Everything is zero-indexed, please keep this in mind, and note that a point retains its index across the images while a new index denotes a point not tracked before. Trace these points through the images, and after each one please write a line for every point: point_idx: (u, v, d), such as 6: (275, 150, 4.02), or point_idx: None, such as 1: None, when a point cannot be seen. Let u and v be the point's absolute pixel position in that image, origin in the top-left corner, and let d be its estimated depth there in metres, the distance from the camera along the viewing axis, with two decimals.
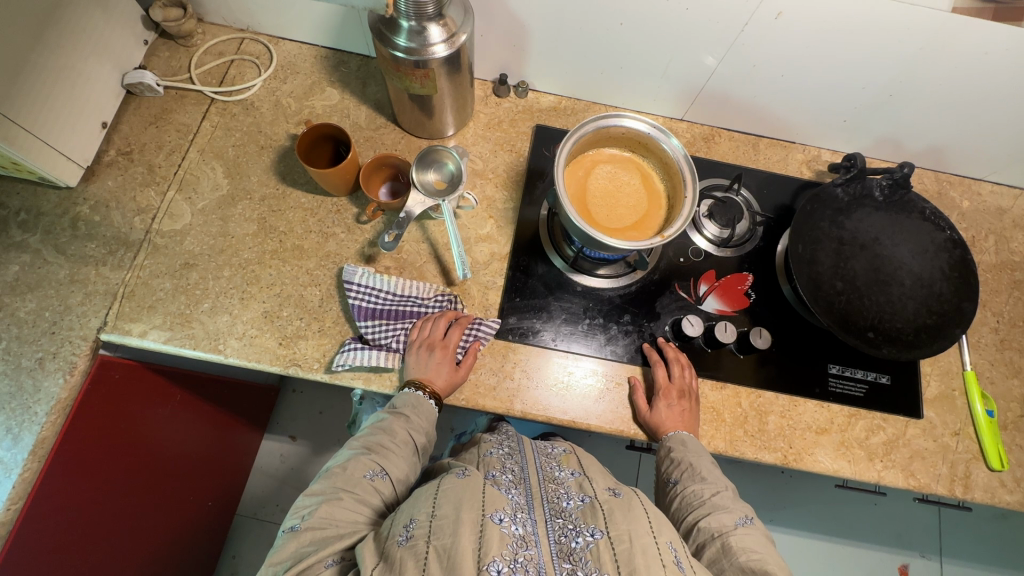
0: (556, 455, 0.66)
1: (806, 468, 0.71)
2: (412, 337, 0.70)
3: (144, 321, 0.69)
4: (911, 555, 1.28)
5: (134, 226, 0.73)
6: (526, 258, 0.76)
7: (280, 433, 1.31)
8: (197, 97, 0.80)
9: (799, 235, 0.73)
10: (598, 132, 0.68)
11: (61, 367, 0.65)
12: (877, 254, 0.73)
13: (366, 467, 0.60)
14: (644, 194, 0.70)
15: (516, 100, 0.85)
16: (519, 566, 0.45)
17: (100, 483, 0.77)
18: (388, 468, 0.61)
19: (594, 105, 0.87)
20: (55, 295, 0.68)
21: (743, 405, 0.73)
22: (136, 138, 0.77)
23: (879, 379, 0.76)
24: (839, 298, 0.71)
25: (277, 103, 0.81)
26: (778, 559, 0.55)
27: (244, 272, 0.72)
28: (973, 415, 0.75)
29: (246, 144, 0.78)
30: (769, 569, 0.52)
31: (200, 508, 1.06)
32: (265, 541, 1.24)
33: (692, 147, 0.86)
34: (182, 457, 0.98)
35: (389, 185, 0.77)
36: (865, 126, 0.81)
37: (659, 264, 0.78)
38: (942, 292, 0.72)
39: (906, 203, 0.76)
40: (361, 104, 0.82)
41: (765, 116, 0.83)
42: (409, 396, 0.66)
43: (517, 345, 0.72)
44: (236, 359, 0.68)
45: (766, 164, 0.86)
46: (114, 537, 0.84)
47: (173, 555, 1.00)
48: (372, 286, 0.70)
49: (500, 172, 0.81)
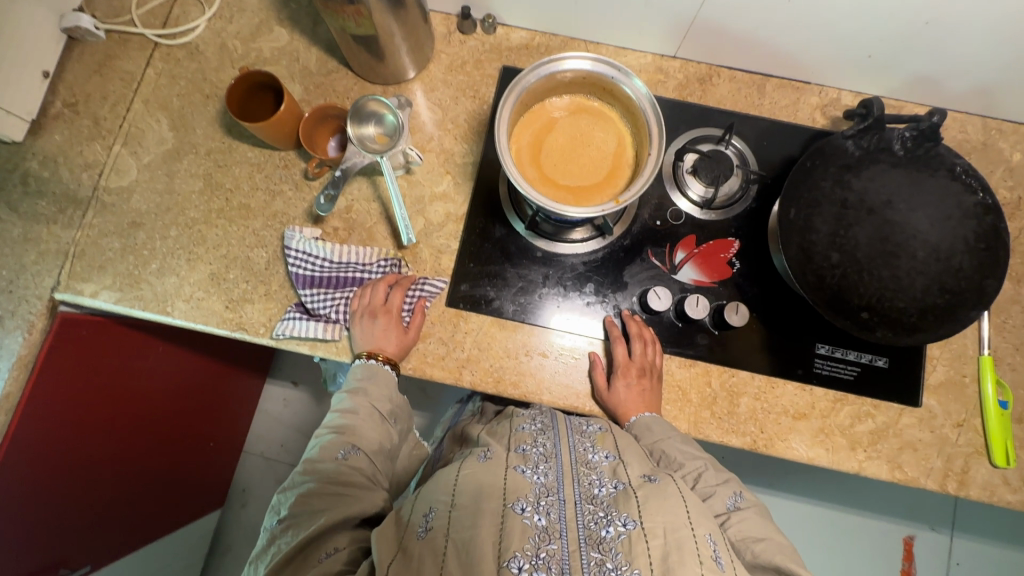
0: (591, 434, 0.60)
1: (777, 455, 0.65)
2: (353, 306, 0.67)
3: (95, 281, 0.68)
4: (919, 525, 1.22)
5: (82, 183, 0.71)
6: (484, 220, 0.70)
7: (283, 378, 1.35)
8: (141, 42, 0.75)
9: (790, 197, 0.64)
10: (553, 79, 0.59)
11: (19, 325, 0.67)
12: (887, 220, 0.62)
13: (338, 446, 0.61)
14: (610, 148, 0.62)
15: (482, 37, 0.75)
16: (541, 562, 0.45)
17: (84, 431, 0.80)
18: (360, 442, 0.62)
19: (572, 41, 0.76)
20: (10, 253, 0.68)
21: (713, 385, 0.67)
22: (80, 87, 0.73)
23: (874, 362, 0.67)
24: (832, 273, 0.61)
25: (223, 46, 0.75)
26: (780, 538, 0.55)
27: (190, 232, 0.70)
28: (983, 404, 0.66)
29: (191, 93, 0.73)
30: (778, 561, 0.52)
31: (195, 446, 1.11)
32: (271, 477, 1.32)
33: (684, 91, 0.74)
34: (174, 402, 1.01)
35: (338, 138, 0.71)
36: (896, 62, 0.67)
37: (631, 228, 0.70)
38: (961, 267, 0.60)
39: (932, 158, 0.63)
40: (312, 46, 0.75)
41: (772, 50, 0.70)
42: (362, 367, 0.64)
43: (470, 314, 0.68)
44: (183, 320, 0.67)
45: (771, 110, 0.74)
46: (110, 475, 0.89)
47: (171, 487, 1.07)
48: (310, 253, 0.67)
49: (460, 122, 0.73)
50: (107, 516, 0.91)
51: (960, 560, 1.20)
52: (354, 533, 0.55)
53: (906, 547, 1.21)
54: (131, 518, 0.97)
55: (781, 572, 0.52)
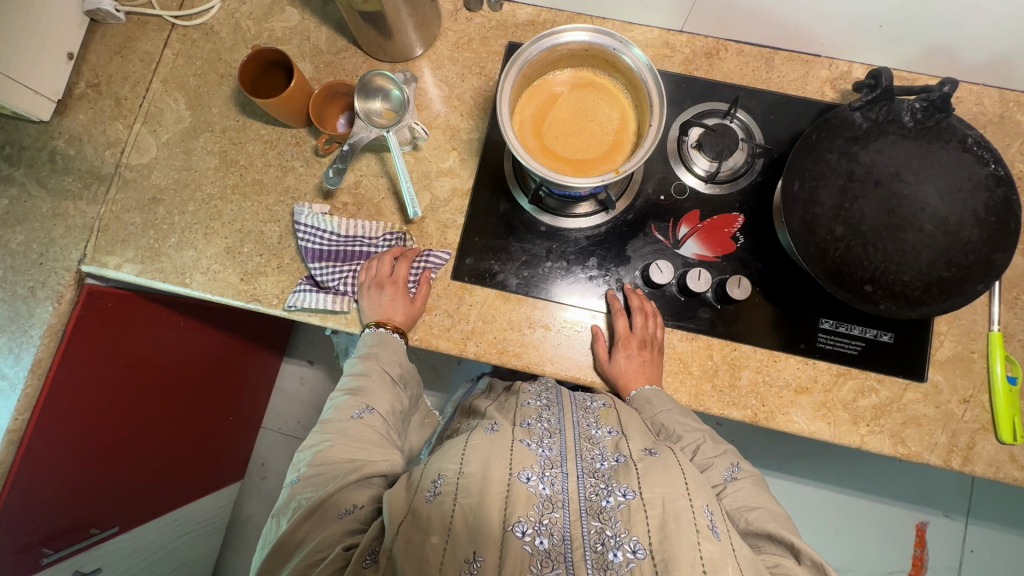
0: (594, 410, 0.62)
1: (778, 427, 0.66)
2: (361, 278, 0.69)
3: (118, 254, 0.72)
4: (932, 512, 1.18)
5: (106, 160, 0.74)
6: (489, 195, 0.72)
7: (299, 357, 1.39)
8: (159, 23, 0.77)
9: (795, 170, 0.63)
10: (555, 51, 0.60)
11: (50, 295, 0.70)
12: (894, 193, 0.61)
13: (352, 407, 0.63)
14: (613, 122, 0.63)
15: (489, 14, 0.76)
16: (544, 529, 0.47)
17: (111, 400, 0.84)
18: (373, 403, 0.64)
19: (578, 17, 0.76)
20: (41, 228, 0.71)
21: (714, 358, 0.67)
22: (103, 69, 0.76)
23: (879, 337, 0.67)
24: (837, 246, 0.61)
25: (236, 26, 0.77)
26: (772, 507, 0.56)
27: (207, 208, 0.73)
28: (991, 380, 0.65)
29: (206, 73, 0.76)
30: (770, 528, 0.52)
31: (216, 419, 1.16)
32: (288, 452, 1.37)
33: (691, 65, 0.74)
34: (195, 376, 1.05)
35: (347, 115, 0.73)
36: (907, 33, 0.65)
37: (635, 203, 0.71)
38: (970, 240, 0.60)
39: (943, 130, 0.62)
40: (322, 25, 0.76)
41: (779, 23, 0.68)
42: (372, 335, 0.66)
43: (474, 287, 0.69)
44: (200, 291, 0.70)
45: (779, 84, 0.73)
46: (136, 442, 0.93)
47: (194, 456, 1.12)
48: (318, 227, 0.69)
49: (466, 99, 0.74)
50: (136, 481, 0.96)
51: (974, 547, 1.16)
52: (372, 491, 0.59)
53: (918, 533, 1.17)
54: (157, 484, 1.02)
55: (775, 538, 0.52)
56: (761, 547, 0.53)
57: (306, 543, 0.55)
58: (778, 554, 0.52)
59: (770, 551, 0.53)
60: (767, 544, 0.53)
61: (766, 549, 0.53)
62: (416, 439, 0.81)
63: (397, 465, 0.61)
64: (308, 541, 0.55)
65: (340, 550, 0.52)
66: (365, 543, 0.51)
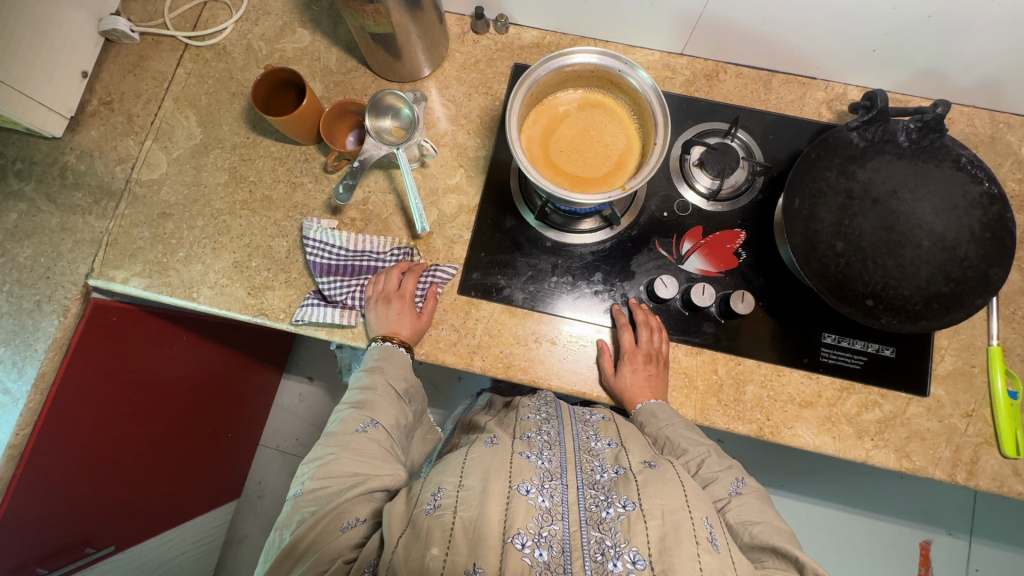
0: (594, 423, 0.62)
1: (783, 442, 0.66)
2: (368, 293, 0.70)
3: (126, 267, 0.72)
4: (935, 530, 1.17)
5: (116, 175, 0.75)
6: (497, 211, 0.73)
7: (299, 373, 1.38)
8: (172, 43, 0.79)
9: (796, 188, 0.64)
10: (562, 72, 0.62)
11: (55, 309, 0.70)
12: (891, 210, 0.63)
13: (357, 421, 0.63)
14: (619, 140, 0.65)
15: (495, 36, 0.78)
16: (543, 541, 0.47)
17: (112, 414, 0.83)
18: (378, 417, 0.64)
19: (581, 40, 0.78)
20: (49, 242, 0.72)
21: (719, 372, 0.68)
22: (116, 87, 0.77)
23: (881, 351, 0.68)
24: (837, 260, 0.62)
25: (248, 47, 0.79)
26: (777, 523, 0.55)
27: (215, 222, 0.73)
28: (992, 395, 0.66)
29: (218, 91, 0.78)
30: (774, 541, 0.52)
31: (215, 435, 1.14)
32: (285, 469, 1.35)
33: (691, 87, 0.76)
34: (196, 390, 1.04)
35: (356, 133, 0.75)
36: (899, 56, 0.67)
37: (639, 219, 0.72)
38: (967, 256, 0.61)
39: (938, 149, 0.64)
40: (333, 46, 0.78)
41: (776, 45, 0.70)
42: (379, 349, 0.66)
43: (481, 302, 0.70)
44: (207, 305, 0.71)
45: (777, 105, 0.76)
46: (135, 459, 0.92)
47: (192, 473, 1.10)
48: (327, 242, 0.70)
49: (474, 118, 0.76)
50: (134, 497, 0.94)
51: (979, 565, 1.15)
52: (374, 505, 0.58)
53: (923, 551, 1.16)
54: (155, 501, 1.01)
55: (779, 552, 0.52)
56: (763, 562, 0.53)
57: (311, 551, 0.54)
58: (781, 569, 0.51)
59: (773, 565, 0.52)
60: (769, 558, 0.52)
61: (769, 564, 0.52)
62: (418, 453, 0.81)
63: (401, 479, 0.61)
64: (312, 552, 0.54)
65: (340, 563, 0.52)
66: (365, 555, 0.51)
